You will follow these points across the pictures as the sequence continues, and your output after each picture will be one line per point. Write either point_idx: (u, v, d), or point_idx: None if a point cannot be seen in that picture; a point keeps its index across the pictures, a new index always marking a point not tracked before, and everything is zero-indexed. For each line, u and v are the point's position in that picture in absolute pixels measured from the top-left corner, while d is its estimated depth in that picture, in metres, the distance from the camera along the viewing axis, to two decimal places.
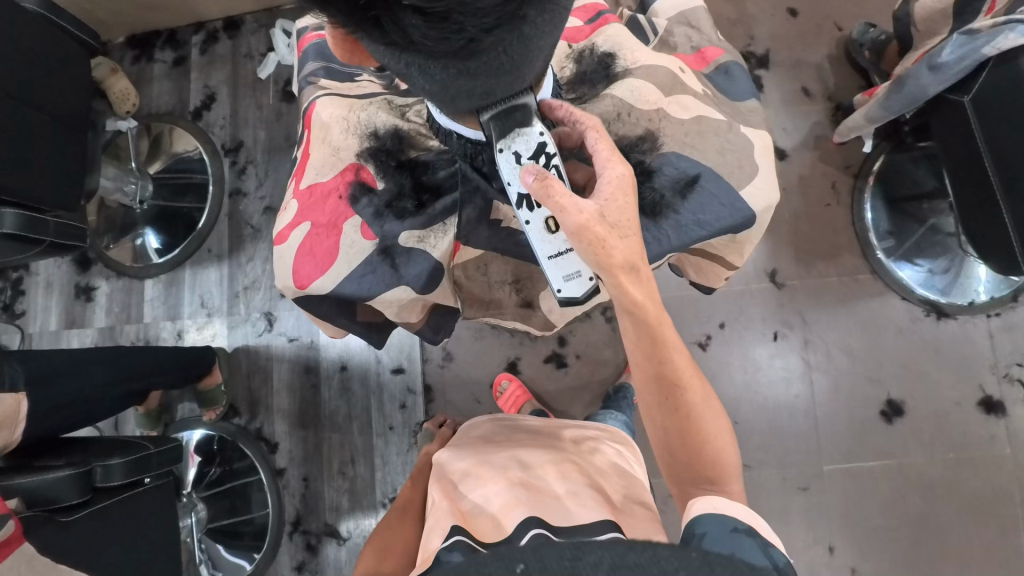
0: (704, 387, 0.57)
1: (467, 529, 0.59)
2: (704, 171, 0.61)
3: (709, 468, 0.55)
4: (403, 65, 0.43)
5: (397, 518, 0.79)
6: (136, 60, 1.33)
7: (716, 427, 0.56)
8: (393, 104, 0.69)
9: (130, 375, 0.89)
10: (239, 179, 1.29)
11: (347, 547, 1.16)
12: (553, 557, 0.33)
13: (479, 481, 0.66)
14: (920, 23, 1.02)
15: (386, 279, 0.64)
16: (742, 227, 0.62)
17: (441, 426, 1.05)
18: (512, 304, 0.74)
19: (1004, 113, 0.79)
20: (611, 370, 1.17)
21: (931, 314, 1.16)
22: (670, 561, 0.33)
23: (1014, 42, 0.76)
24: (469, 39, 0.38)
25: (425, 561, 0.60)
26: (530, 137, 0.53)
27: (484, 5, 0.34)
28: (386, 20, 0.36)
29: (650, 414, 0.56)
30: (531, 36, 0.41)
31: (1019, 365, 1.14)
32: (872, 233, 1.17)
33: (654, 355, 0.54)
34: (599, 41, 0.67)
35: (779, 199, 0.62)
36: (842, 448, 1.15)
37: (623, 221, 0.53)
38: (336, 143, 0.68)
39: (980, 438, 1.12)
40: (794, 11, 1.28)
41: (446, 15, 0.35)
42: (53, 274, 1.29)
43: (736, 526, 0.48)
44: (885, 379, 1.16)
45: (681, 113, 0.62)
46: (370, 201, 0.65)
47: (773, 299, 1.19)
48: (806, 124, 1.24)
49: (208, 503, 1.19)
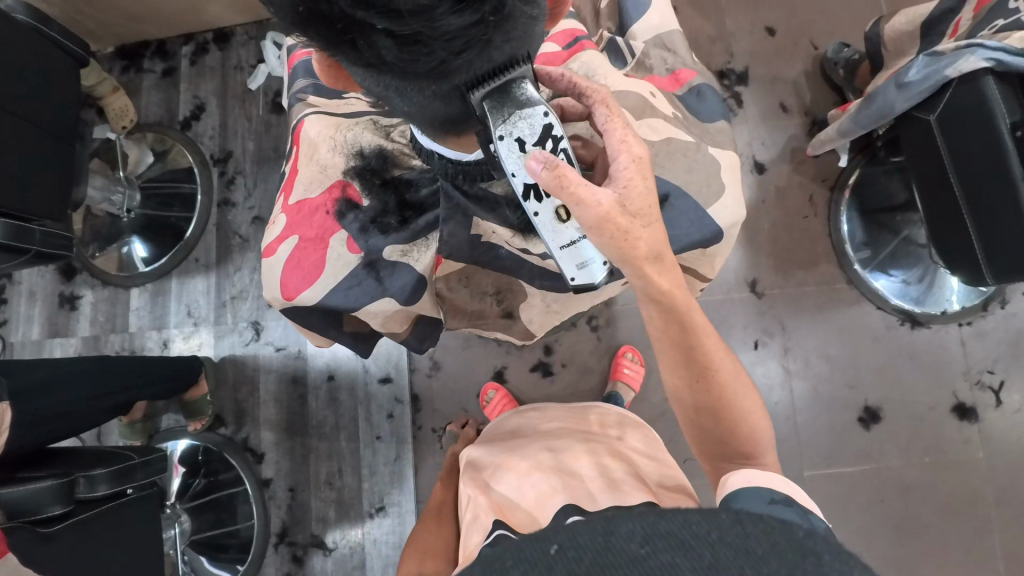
0: (734, 365, 0.59)
1: (506, 521, 0.63)
2: (672, 190, 0.64)
3: (743, 445, 0.57)
4: (381, 87, 0.45)
5: (433, 517, 0.84)
6: (124, 70, 1.34)
7: (748, 403, 0.58)
8: (379, 124, 0.70)
9: (113, 388, 0.88)
10: (228, 190, 1.30)
11: (333, 558, 1.16)
12: (587, 534, 0.31)
13: (511, 475, 0.71)
14: (891, 43, 1.07)
15: (371, 291, 0.66)
16: (711, 242, 0.65)
17: (465, 427, 1.09)
18: (493, 314, 0.79)
19: (965, 129, 0.82)
20: (597, 378, 1.19)
21: (906, 323, 1.20)
22: (701, 524, 0.30)
23: (974, 64, 0.80)
24: (439, 61, 0.40)
25: (467, 556, 0.66)
26: (534, 119, 0.50)
27: (452, 29, 0.36)
28: (362, 43, 0.38)
29: (680, 396, 0.59)
30: (500, 61, 0.43)
31: (990, 372, 1.17)
32: (848, 244, 1.21)
33: (681, 341, 0.56)
34: (575, 67, 0.68)
35: (745, 216, 0.65)
36: (822, 452, 1.17)
37: (644, 207, 0.53)
38: (324, 161, 0.69)
39: (954, 442, 1.16)
40: (771, 30, 1.32)
41: (417, 40, 0.37)
42: (37, 283, 1.28)
43: (773, 497, 0.49)
44: (863, 385, 1.19)
45: (651, 135, 0.65)
46: (356, 217, 0.67)
47: (754, 308, 1.22)
48: (784, 138, 1.28)
49: (192, 514, 1.18)
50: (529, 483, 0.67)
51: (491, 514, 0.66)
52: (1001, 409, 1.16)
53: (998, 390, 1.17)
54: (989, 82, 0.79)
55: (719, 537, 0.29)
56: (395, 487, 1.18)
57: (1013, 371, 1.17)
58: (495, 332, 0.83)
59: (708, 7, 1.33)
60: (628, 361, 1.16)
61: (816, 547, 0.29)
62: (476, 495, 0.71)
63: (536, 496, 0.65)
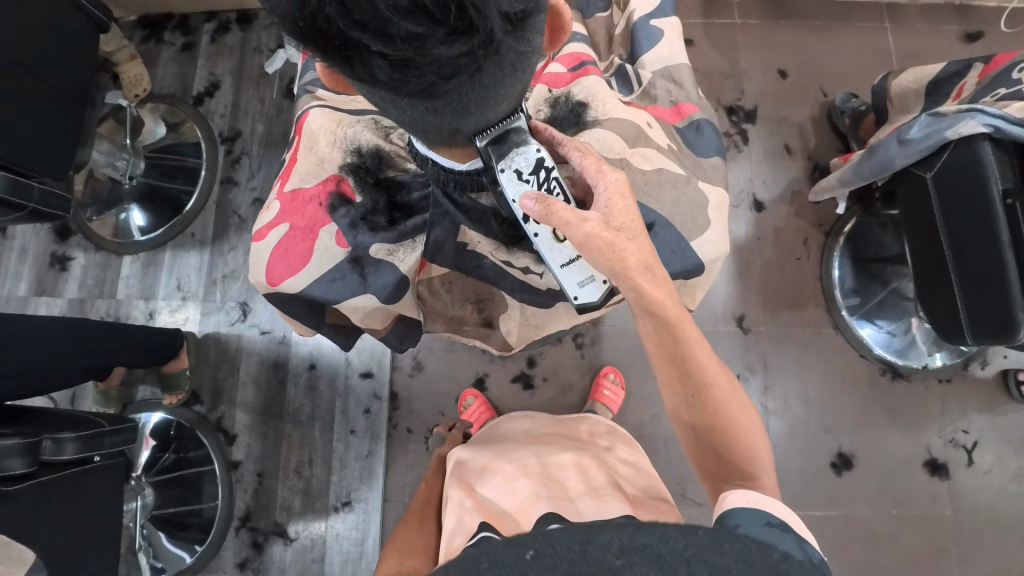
0: (728, 378, 0.59)
1: (494, 526, 0.62)
2: (659, 220, 0.65)
3: (742, 463, 0.57)
4: (376, 98, 0.46)
5: (417, 515, 0.83)
6: (144, 40, 1.35)
7: (744, 418, 0.59)
8: (380, 124, 0.71)
9: (91, 351, 0.88)
10: (232, 169, 1.30)
11: (294, 548, 1.15)
12: (564, 542, 0.31)
13: (497, 478, 0.71)
14: (896, 98, 1.10)
15: (354, 286, 0.66)
16: (692, 274, 0.66)
17: (453, 430, 1.10)
18: (473, 321, 0.79)
19: (957, 193, 0.84)
20: (577, 395, 1.20)
21: (888, 373, 1.21)
22: (678, 540, 0.31)
23: (974, 128, 0.81)
24: (429, 84, 0.41)
25: (450, 556, 0.65)
26: (528, 153, 0.54)
27: (442, 57, 0.38)
28: (356, 61, 0.39)
29: (677, 411, 0.59)
30: (490, 87, 0.45)
31: (965, 432, 1.19)
32: (837, 289, 1.23)
33: (678, 357, 0.57)
34: (576, 90, 0.69)
35: (726, 253, 0.66)
36: (791, 494, 1.17)
37: (627, 222, 0.55)
38: (322, 154, 0.70)
39: (923, 497, 1.17)
40: (783, 73, 1.35)
41: (408, 63, 0.38)
42: (30, 241, 1.28)
43: (769, 520, 0.50)
44: (838, 431, 1.20)
45: (643, 164, 0.65)
46: (347, 212, 0.67)
47: (739, 342, 1.23)
48: (785, 179, 1.30)
49: (157, 489, 1.16)
50: (515, 489, 0.68)
51: (477, 516, 0.65)
52: (972, 468, 1.17)
53: (970, 450, 1.18)
54: (986, 148, 0.81)
55: (695, 553, 0.30)
56: (364, 484, 1.17)
57: (986, 432, 1.18)
58: (473, 340, 0.83)
59: (724, 43, 1.36)
60: (609, 382, 1.16)
61: (788, 569, 0.32)
62: (462, 497, 0.71)
63: (521, 500, 0.65)
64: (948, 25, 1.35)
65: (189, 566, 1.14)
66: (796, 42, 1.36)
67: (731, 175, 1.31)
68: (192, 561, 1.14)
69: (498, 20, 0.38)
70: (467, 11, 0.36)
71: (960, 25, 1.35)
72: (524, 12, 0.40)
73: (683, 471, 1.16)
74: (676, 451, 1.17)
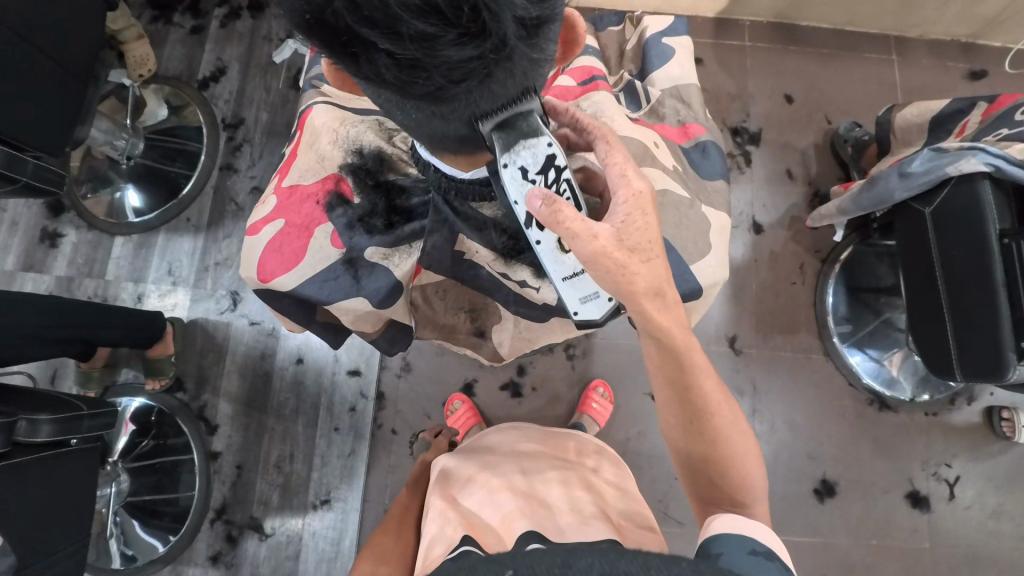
0: (729, 406, 0.59)
1: (475, 539, 0.62)
2: (660, 242, 0.64)
3: (734, 491, 0.57)
4: (381, 98, 0.45)
5: (395, 520, 0.82)
6: (153, 20, 1.34)
7: (742, 448, 0.58)
8: (383, 125, 0.70)
9: (67, 325, 0.86)
10: (232, 155, 1.29)
11: (269, 543, 1.14)
12: (543, 564, 0.30)
13: (481, 490, 0.71)
14: (898, 131, 1.11)
15: (346, 288, 0.65)
16: (689, 298, 0.66)
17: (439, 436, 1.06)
18: (465, 331, 0.79)
19: (955, 231, 0.85)
20: (564, 407, 1.19)
21: (875, 403, 1.22)
22: (660, 569, 0.30)
23: (975, 165, 0.81)
24: (437, 87, 0.40)
25: (427, 567, 0.64)
26: (537, 149, 0.48)
27: (451, 60, 0.38)
28: (362, 58, 0.38)
29: (674, 434, 0.60)
30: (500, 97, 0.44)
31: (948, 466, 1.19)
32: (830, 317, 1.23)
33: (680, 381, 0.57)
34: (584, 105, 0.69)
35: (724, 279, 0.66)
36: (772, 518, 1.17)
37: (642, 242, 0.52)
38: (322, 151, 0.69)
39: (903, 529, 1.17)
40: (789, 98, 1.36)
41: (416, 64, 0.38)
42: (21, 214, 1.25)
43: (754, 548, 0.49)
44: (823, 458, 1.20)
45: (648, 184, 0.65)
46: (344, 212, 0.66)
47: (729, 363, 1.23)
48: (785, 204, 1.31)
49: (132, 475, 1.14)
50: (497, 503, 0.67)
51: (459, 527, 0.65)
52: (953, 503, 1.17)
53: (952, 484, 1.18)
54: (986, 187, 0.81)
55: None
56: (344, 483, 1.16)
57: (969, 468, 1.19)
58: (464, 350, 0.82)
59: (732, 64, 1.37)
60: (598, 396, 1.15)
61: None
62: (444, 508, 0.70)
63: (503, 515, 0.65)
64: (954, 62, 1.37)
65: (161, 556, 1.12)
66: (803, 69, 1.37)
67: (733, 196, 1.31)
68: (164, 551, 1.12)
69: (512, 24, 0.37)
70: (480, 14, 0.35)
71: (965, 63, 1.37)
72: (539, 19, 0.39)
73: (666, 489, 1.16)
74: (660, 469, 1.16)
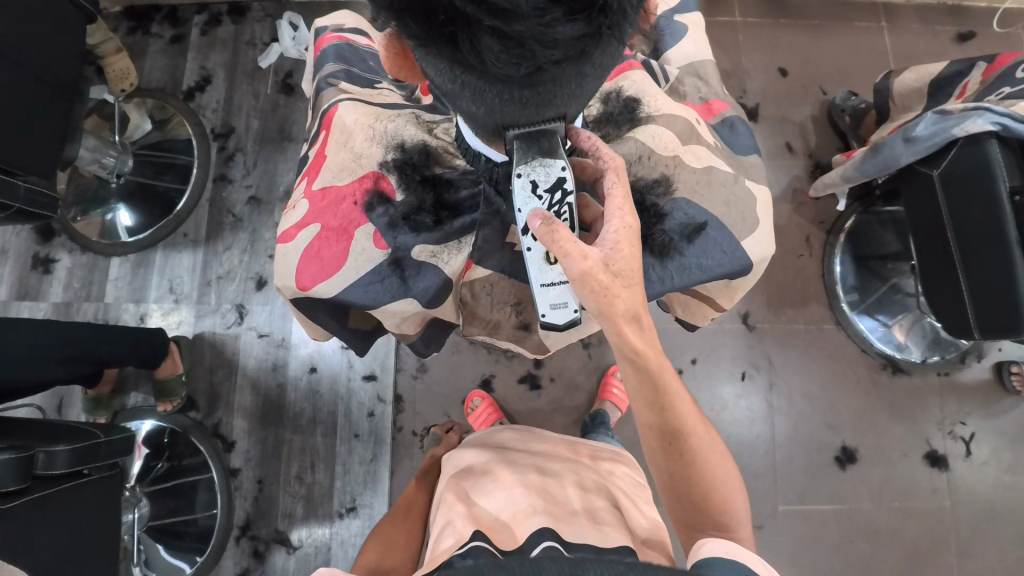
0: (705, 427, 0.60)
1: (487, 535, 0.62)
2: (711, 220, 0.64)
3: (718, 515, 0.57)
4: (454, 82, 0.44)
5: (417, 521, 0.81)
6: (131, 32, 1.30)
7: (721, 469, 0.59)
8: (421, 119, 0.70)
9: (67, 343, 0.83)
10: (226, 165, 1.26)
11: (297, 556, 1.12)
12: None
13: (496, 485, 0.70)
14: (898, 97, 1.11)
15: (393, 290, 0.65)
16: (738, 275, 0.65)
17: (450, 431, 1.04)
18: (509, 325, 0.73)
19: (970, 193, 0.84)
20: (584, 396, 1.19)
21: (888, 368, 1.23)
22: None
23: (980, 126, 0.81)
24: (536, 68, 0.39)
25: (433, 560, 0.64)
26: (551, 169, 0.51)
27: (560, 38, 0.36)
28: (462, 38, 0.38)
29: (654, 457, 0.59)
30: (587, 75, 0.44)
31: (963, 424, 1.21)
32: (839, 287, 1.24)
33: (657, 403, 0.57)
34: (625, 85, 0.69)
35: (773, 252, 0.65)
36: (797, 489, 1.18)
37: (627, 270, 0.54)
38: (358, 149, 0.67)
39: (923, 489, 1.18)
40: (784, 72, 1.36)
41: (520, 44, 0.36)
42: (9, 241, 1.22)
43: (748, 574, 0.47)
44: (842, 426, 1.21)
45: (695, 162, 0.65)
46: (386, 211, 0.65)
47: (743, 340, 1.24)
48: (787, 177, 1.31)
49: (152, 499, 1.12)
50: (511, 499, 0.67)
51: (470, 524, 0.64)
52: (970, 460, 1.19)
53: (968, 442, 1.20)
54: (993, 148, 0.81)
55: None
56: (368, 489, 1.14)
57: (983, 424, 1.21)
58: (508, 343, 0.77)
59: (725, 41, 1.36)
60: (617, 381, 1.16)
61: None
62: (454, 504, 0.70)
63: (515, 511, 0.65)
64: (942, 25, 1.37)
65: None
66: (795, 42, 1.37)
67: None
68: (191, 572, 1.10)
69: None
70: None
71: (953, 26, 1.37)
72: None
73: None
74: None
